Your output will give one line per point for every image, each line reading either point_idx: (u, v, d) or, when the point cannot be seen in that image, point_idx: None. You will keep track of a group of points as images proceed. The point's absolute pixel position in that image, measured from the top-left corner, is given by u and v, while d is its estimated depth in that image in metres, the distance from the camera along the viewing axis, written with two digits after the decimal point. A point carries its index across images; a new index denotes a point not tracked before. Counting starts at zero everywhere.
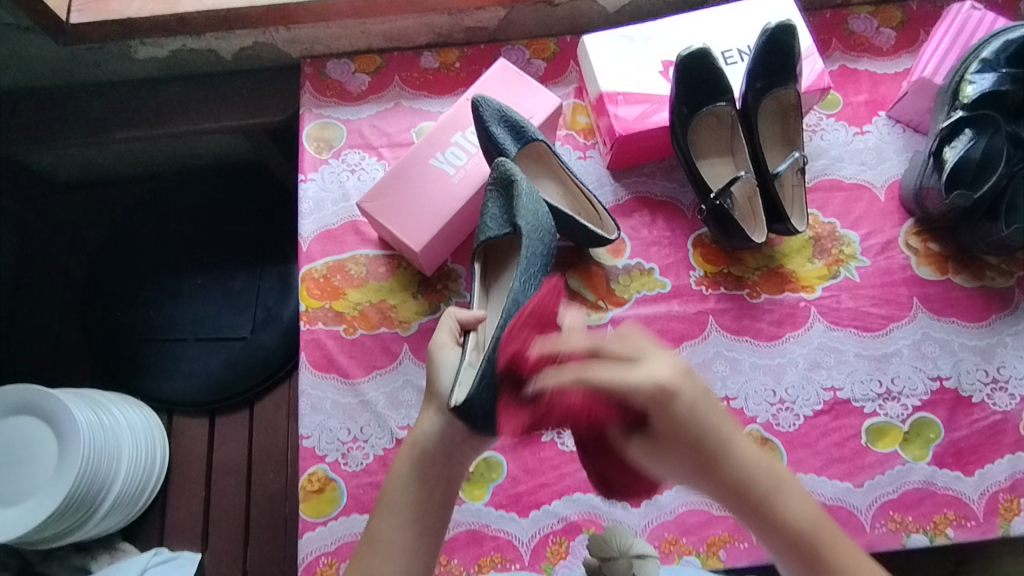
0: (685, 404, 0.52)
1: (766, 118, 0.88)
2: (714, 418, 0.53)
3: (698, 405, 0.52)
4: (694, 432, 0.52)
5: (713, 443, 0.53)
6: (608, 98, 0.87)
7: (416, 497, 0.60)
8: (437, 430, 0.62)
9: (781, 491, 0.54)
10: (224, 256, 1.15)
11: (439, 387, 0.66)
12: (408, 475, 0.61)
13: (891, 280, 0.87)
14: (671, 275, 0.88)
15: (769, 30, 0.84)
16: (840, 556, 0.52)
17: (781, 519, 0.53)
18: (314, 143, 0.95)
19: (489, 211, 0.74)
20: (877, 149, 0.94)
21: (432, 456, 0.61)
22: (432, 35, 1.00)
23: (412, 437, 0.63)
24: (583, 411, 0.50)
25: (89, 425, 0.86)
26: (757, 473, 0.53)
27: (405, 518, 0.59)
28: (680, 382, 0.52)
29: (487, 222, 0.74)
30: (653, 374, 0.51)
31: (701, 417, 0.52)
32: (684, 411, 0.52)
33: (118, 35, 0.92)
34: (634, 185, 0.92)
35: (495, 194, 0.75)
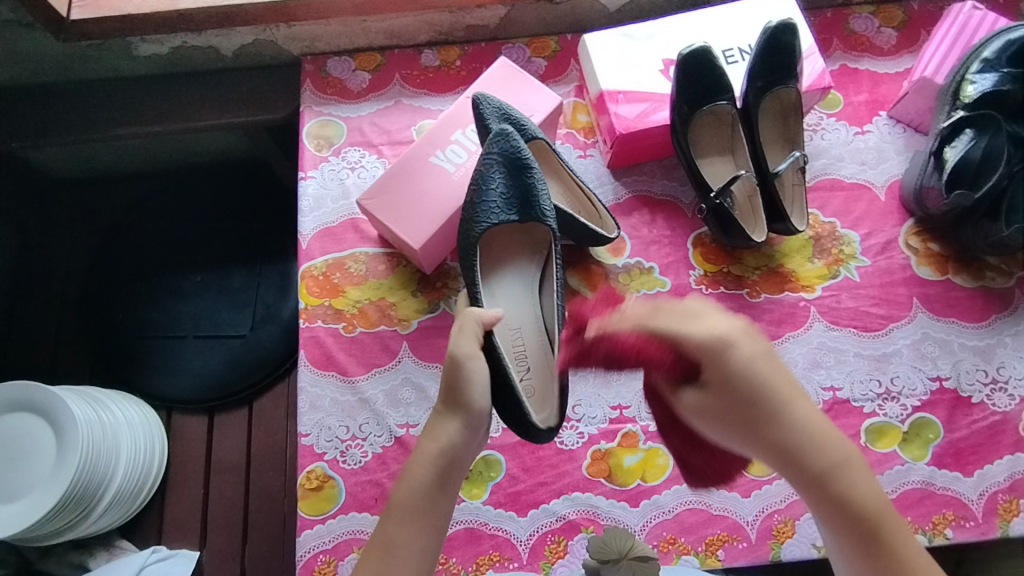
0: (747, 358, 0.56)
1: (767, 117, 0.87)
2: (776, 377, 0.56)
3: (758, 360, 0.56)
4: (754, 386, 0.55)
5: (773, 409, 0.55)
6: (608, 96, 0.87)
7: (434, 499, 0.58)
8: (458, 435, 0.59)
9: (841, 463, 0.54)
10: (224, 253, 1.15)
11: (470, 401, 0.59)
12: (424, 480, 0.58)
13: (891, 280, 0.87)
14: (671, 274, 0.88)
15: (770, 29, 0.84)
16: (888, 534, 0.53)
17: (839, 490, 0.54)
18: (314, 141, 0.94)
19: (494, 196, 0.73)
20: (877, 149, 0.94)
21: (448, 460, 0.59)
22: (432, 33, 1.00)
23: (435, 433, 0.60)
24: (636, 349, 0.60)
25: (87, 422, 0.86)
26: (822, 442, 0.55)
27: (424, 519, 0.57)
28: (739, 338, 0.57)
29: (491, 208, 0.73)
30: (711, 330, 0.57)
31: (764, 375, 0.56)
32: (746, 366, 0.55)
33: (118, 32, 0.92)
34: (634, 184, 0.92)
35: (499, 171, 0.74)
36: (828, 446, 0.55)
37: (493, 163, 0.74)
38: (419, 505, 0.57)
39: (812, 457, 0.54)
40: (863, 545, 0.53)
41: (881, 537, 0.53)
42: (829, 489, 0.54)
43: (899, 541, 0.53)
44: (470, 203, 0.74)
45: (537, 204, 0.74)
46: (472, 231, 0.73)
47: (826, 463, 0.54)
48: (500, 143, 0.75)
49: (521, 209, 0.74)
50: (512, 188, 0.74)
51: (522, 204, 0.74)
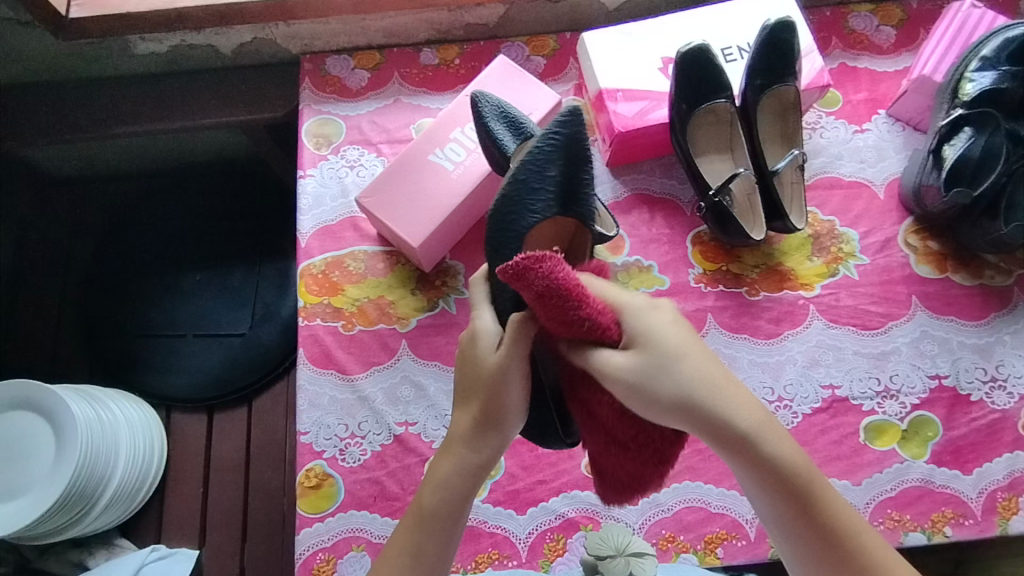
0: (667, 322, 0.52)
1: (766, 115, 0.87)
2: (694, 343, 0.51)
3: (678, 323, 0.52)
4: (673, 348, 0.50)
5: (693, 372, 0.49)
6: (607, 94, 0.87)
7: (460, 517, 0.54)
8: (492, 451, 0.55)
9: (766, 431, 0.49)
10: (223, 252, 1.15)
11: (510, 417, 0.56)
12: (454, 492, 0.53)
13: (890, 278, 0.87)
14: (670, 272, 0.88)
15: (769, 27, 0.84)
16: (820, 495, 0.49)
17: (766, 455, 0.48)
18: (313, 139, 0.94)
19: (539, 189, 0.60)
20: (877, 147, 0.94)
21: (477, 474, 0.54)
22: (431, 31, 1.00)
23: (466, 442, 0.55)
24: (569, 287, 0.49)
25: (86, 420, 0.86)
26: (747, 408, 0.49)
27: (446, 537, 0.53)
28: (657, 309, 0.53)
29: (531, 203, 0.60)
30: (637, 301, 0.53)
31: (680, 338, 0.51)
32: (663, 328, 0.51)
33: (117, 30, 0.92)
34: (633, 182, 0.92)
35: (559, 160, 0.60)
36: (747, 407, 0.49)
37: (553, 146, 0.60)
38: (445, 519, 0.53)
39: (742, 420, 0.48)
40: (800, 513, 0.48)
41: (814, 503, 0.48)
42: (759, 459, 0.48)
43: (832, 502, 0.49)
44: (519, 182, 0.60)
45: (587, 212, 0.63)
46: (516, 221, 0.60)
47: (754, 426, 0.48)
48: (567, 123, 0.60)
49: (566, 206, 0.61)
50: (566, 184, 0.61)
51: (569, 202, 0.62)
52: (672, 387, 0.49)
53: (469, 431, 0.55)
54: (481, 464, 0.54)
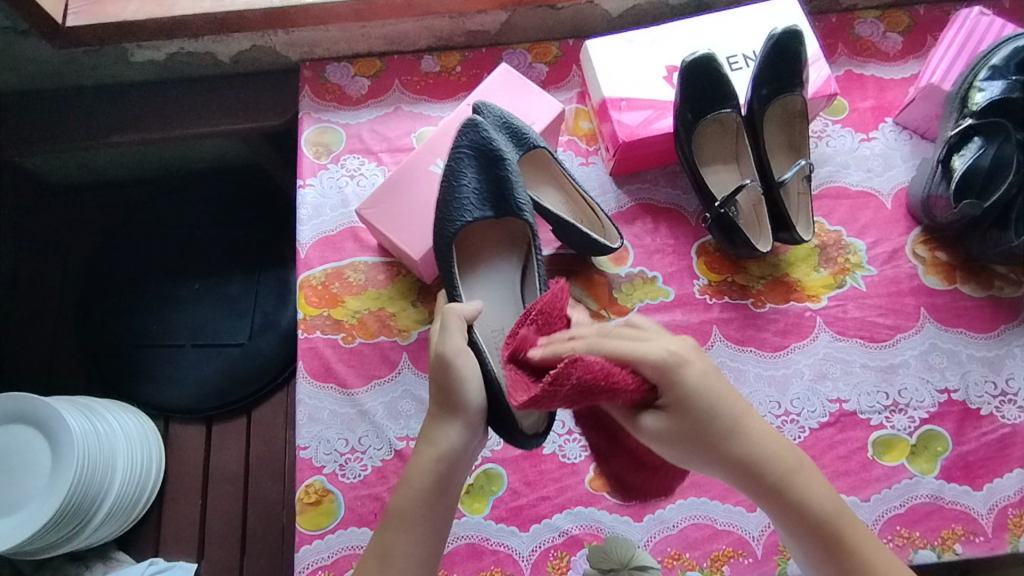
0: (700, 373, 0.52)
1: (772, 125, 0.86)
2: (728, 393, 0.54)
3: (710, 376, 0.53)
4: (708, 401, 0.52)
5: (734, 426, 0.53)
6: (611, 103, 0.85)
7: (437, 515, 0.58)
8: (460, 445, 0.58)
9: (799, 471, 0.54)
10: (221, 261, 1.14)
11: (467, 400, 0.58)
12: (423, 490, 0.57)
13: (898, 289, 0.86)
14: (675, 284, 0.86)
15: (775, 36, 0.82)
16: (853, 538, 0.53)
17: (798, 495, 0.53)
18: (312, 147, 0.93)
19: (467, 192, 0.72)
20: (883, 156, 0.92)
21: (441, 475, 0.58)
22: (432, 38, 0.98)
23: (431, 443, 0.59)
24: (606, 375, 0.49)
25: (82, 434, 0.85)
26: (777, 450, 0.54)
27: (415, 537, 0.56)
28: (691, 357, 0.53)
29: (464, 206, 0.72)
30: (663, 347, 0.53)
31: (716, 386, 0.53)
32: (700, 381, 0.52)
33: (115, 38, 0.91)
34: (637, 192, 0.91)
35: (472, 163, 0.73)
36: (779, 454, 0.54)
37: (468, 156, 0.73)
38: (421, 519, 0.57)
39: (773, 470, 0.53)
40: (828, 548, 0.53)
41: (846, 543, 0.52)
42: (793, 506, 0.53)
43: (860, 532, 0.53)
44: (445, 198, 0.73)
45: (512, 195, 0.72)
46: (446, 230, 0.72)
47: (786, 471, 0.53)
48: (472, 135, 0.74)
49: (495, 204, 0.73)
50: (486, 183, 0.73)
51: (497, 198, 0.73)
52: (721, 432, 0.52)
53: (431, 431, 0.59)
54: (448, 461, 0.58)
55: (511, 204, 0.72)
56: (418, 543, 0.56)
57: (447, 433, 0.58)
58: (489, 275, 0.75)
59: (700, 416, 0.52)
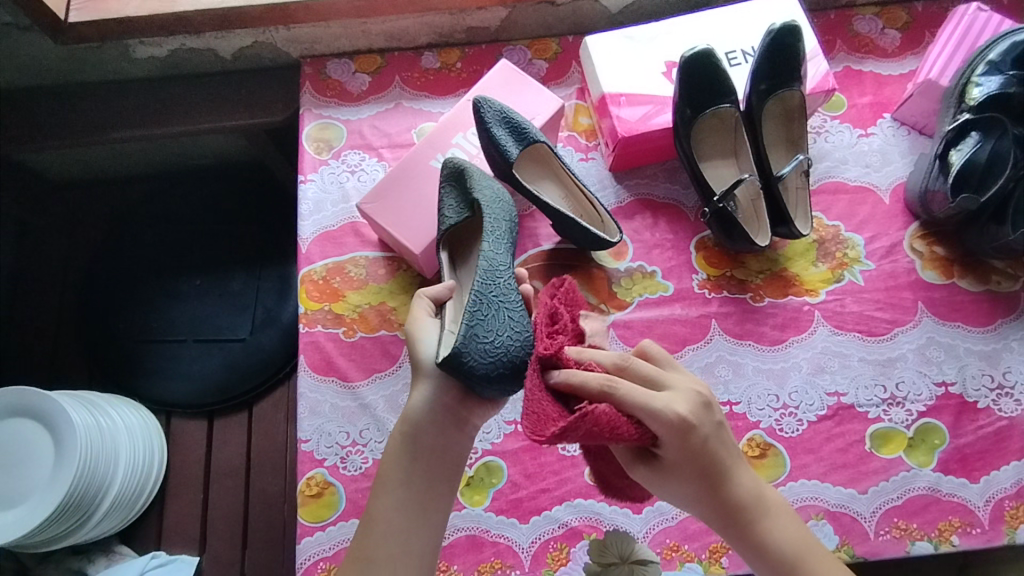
0: (701, 438, 0.53)
1: (771, 121, 0.86)
2: (723, 447, 0.56)
3: (710, 439, 0.54)
4: (701, 459, 0.54)
5: (721, 476, 0.55)
6: (610, 99, 0.86)
7: (411, 472, 0.60)
8: (427, 406, 0.60)
9: (767, 516, 0.56)
10: (223, 257, 1.15)
11: (424, 358, 0.62)
12: (399, 455, 0.61)
13: (896, 283, 0.86)
14: (674, 278, 0.87)
15: (774, 31, 0.83)
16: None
17: (765, 538, 0.56)
18: (314, 143, 0.94)
19: (445, 200, 0.74)
20: (882, 151, 0.93)
21: (413, 439, 0.61)
22: (433, 35, 0.99)
23: (404, 411, 0.62)
24: (610, 426, 0.50)
25: (85, 427, 0.86)
26: (750, 496, 0.56)
27: (395, 498, 0.60)
28: (697, 416, 0.54)
29: (445, 211, 0.73)
30: (673, 406, 0.53)
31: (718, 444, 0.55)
32: (698, 444, 0.53)
33: (116, 34, 0.91)
34: (636, 187, 0.92)
35: (448, 185, 0.75)
36: (754, 495, 0.57)
37: (444, 177, 0.75)
38: (395, 478, 0.60)
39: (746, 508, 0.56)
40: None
41: None
42: (759, 543, 0.56)
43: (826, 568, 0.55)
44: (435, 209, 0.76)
45: (472, 188, 0.71)
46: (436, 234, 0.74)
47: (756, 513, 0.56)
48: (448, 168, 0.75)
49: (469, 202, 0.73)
50: (457, 190, 0.74)
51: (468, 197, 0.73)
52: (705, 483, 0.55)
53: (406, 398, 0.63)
54: (415, 423, 0.61)
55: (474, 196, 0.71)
56: (397, 503, 0.59)
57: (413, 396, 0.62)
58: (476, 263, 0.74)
59: (694, 466, 0.54)
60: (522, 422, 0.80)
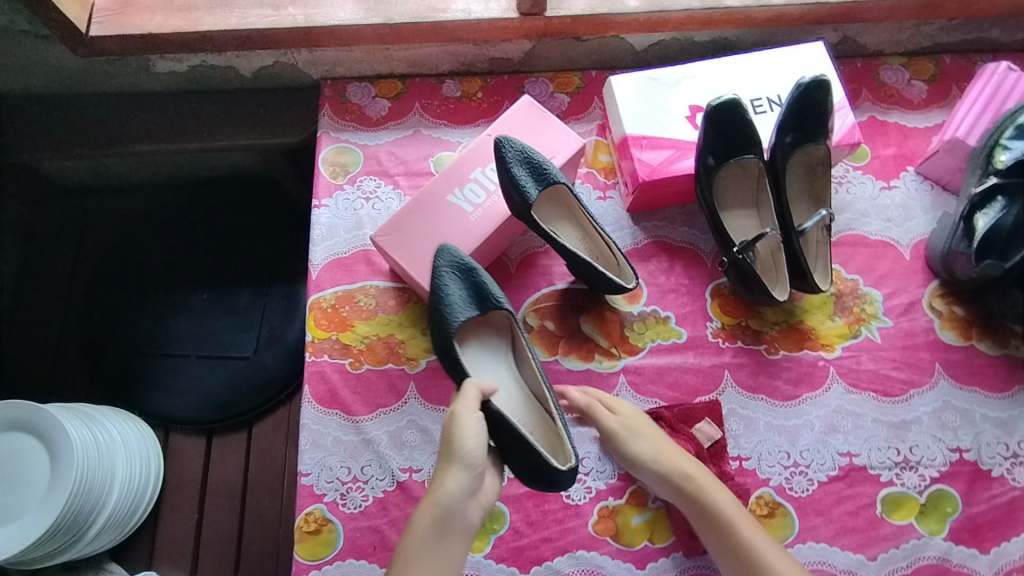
0: (623, 433, 0.75)
1: (794, 174, 0.82)
2: (651, 439, 0.75)
3: (633, 434, 0.75)
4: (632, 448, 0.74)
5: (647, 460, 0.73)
6: (632, 141, 0.84)
7: (441, 554, 0.62)
8: (462, 493, 0.63)
9: (694, 488, 0.71)
10: (231, 273, 1.15)
11: (465, 449, 0.64)
12: (425, 538, 0.62)
13: (913, 343, 0.85)
14: (688, 325, 0.86)
15: (803, 84, 0.77)
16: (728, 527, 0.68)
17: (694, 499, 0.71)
18: (330, 167, 0.93)
19: (455, 298, 0.73)
20: (903, 206, 0.92)
21: (441, 525, 0.62)
22: (456, 63, 0.98)
23: (433, 494, 0.64)
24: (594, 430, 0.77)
25: (82, 443, 0.87)
26: (676, 470, 0.72)
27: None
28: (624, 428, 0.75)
29: (457, 310, 0.73)
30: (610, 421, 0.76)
31: (645, 439, 0.75)
32: (623, 436, 0.75)
33: (136, 51, 0.90)
34: (654, 230, 0.91)
35: (455, 284, 0.74)
36: (678, 468, 0.73)
37: (456, 276, 0.74)
38: (426, 558, 0.62)
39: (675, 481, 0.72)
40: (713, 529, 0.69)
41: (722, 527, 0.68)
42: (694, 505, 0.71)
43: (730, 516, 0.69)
44: (438, 304, 0.73)
45: (495, 297, 0.74)
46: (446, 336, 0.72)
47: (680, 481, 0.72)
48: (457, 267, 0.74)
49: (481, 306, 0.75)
50: (467, 291, 0.74)
51: (481, 301, 0.75)
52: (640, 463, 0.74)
53: (434, 485, 0.64)
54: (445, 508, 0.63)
55: (495, 304, 0.74)
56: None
57: (442, 484, 0.64)
58: (475, 365, 0.77)
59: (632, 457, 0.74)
60: None
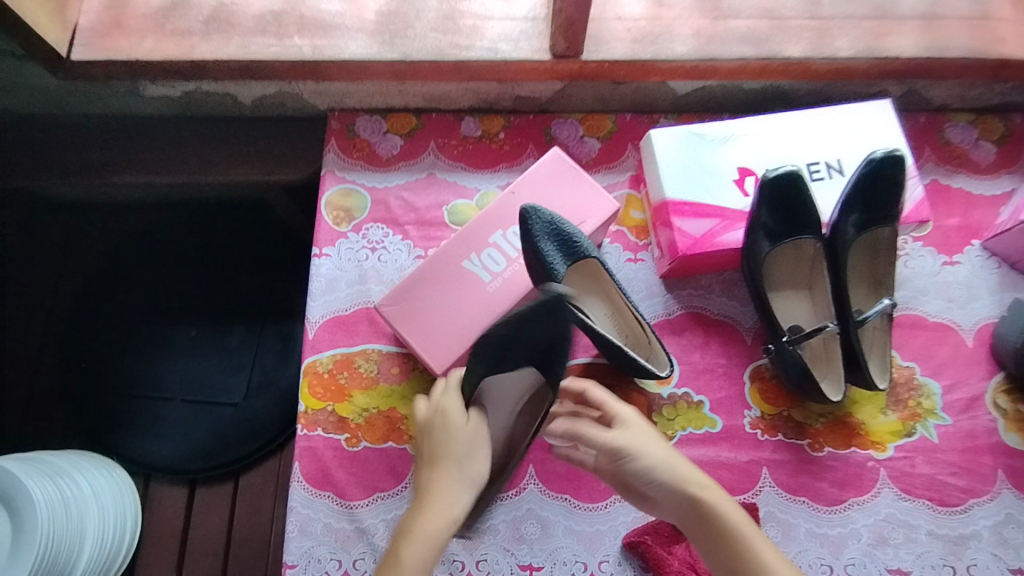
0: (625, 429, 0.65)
1: (855, 256, 0.74)
2: (658, 443, 0.64)
3: (634, 432, 0.64)
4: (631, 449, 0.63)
5: (653, 461, 0.62)
6: (671, 206, 0.74)
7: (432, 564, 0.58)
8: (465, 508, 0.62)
9: (705, 496, 0.60)
10: (222, 306, 1.05)
11: (477, 472, 0.64)
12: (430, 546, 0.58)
13: (975, 445, 0.76)
14: (723, 412, 0.77)
15: (874, 159, 0.69)
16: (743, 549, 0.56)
17: (703, 511, 0.59)
18: (333, 212, 0.84)
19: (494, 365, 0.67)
20: (967, 285, 0.82)
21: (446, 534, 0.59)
22: (477, 99, 0.88)
23: (443, 501, 0.60)
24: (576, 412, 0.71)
25: (47, 502, 0.79)
26: (687, 476, 0.61)
27: None
28: (625, 423, 0.65)
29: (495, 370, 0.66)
30: (617, 412, 0.67)
31: (654, 441, 0.64)
32: (624, 431, 0.65)
33: (122, 76, 0.80)
34: (689, 299, 0.81)
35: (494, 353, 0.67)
36: (688, 474, 0.61)
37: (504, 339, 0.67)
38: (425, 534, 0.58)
39: (687, 489, 0.60)
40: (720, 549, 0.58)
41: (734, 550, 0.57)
42: (703, 518, 0.59)
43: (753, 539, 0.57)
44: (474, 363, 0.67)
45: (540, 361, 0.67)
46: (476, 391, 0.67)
47: (694, 489, 0.60)
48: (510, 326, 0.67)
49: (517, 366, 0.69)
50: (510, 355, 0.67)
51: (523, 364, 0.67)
52: (644, 464, 0.62)
53: (438, 494, 0.61)
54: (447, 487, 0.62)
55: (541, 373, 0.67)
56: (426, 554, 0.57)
57: (444, 465, 0.63)
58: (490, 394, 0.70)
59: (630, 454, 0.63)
60: (538, 567, 0.72)
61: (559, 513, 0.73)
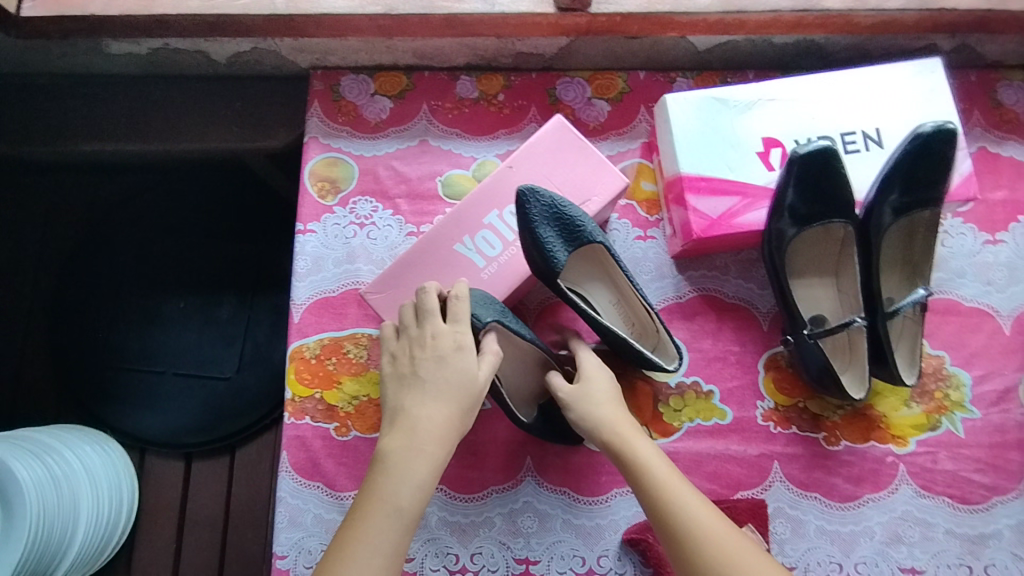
0: (594, 370, 0.67)
1: (888, 241, 0.69)
2: (607, 389, 0.66)
3: (595, 375, 0.67)
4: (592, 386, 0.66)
5: (598, 402, 0.65)
6: (687, 182, 0.67)
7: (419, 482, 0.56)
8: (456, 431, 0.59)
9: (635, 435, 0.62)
10: (210, 277, 1.00)
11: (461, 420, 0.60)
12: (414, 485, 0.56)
13: (1003, 440, 0.71)
14: (734, 403, 0.72)
15: (922, 135, 0.64)
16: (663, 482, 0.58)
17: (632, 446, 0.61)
18: (317, 183, 0.77)
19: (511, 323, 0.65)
20: (1008, 266, 0.75)
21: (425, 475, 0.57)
22: (472, 56, 0.79)
23: (424, 425, 0.58)
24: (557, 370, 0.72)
25: (35, 484, 0.77)
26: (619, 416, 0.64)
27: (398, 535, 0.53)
28: (595, 372, 0.67)
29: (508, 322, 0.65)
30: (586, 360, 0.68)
31: (605, 385, 0.66)
32: (592, 371, 0.67)
33: (80, 34, 0.74)
34: (702, 280, 0.75)
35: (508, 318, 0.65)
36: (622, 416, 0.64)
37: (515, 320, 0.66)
38: (406, 471, 0.56)
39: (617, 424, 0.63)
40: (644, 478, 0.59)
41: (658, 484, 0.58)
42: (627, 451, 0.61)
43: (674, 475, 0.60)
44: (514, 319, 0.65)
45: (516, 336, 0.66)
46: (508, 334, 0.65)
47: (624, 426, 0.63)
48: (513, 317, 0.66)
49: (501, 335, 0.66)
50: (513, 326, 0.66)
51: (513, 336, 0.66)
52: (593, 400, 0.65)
53: (419, 421, 0.58)
54: (436, 427, 0.58)
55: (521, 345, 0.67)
56: (408, 491, 0.55)
57: (432, 404, 0.59)
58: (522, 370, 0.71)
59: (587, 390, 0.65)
60: (535, 561, 0.69)
61: (557, 507, 0.70)
